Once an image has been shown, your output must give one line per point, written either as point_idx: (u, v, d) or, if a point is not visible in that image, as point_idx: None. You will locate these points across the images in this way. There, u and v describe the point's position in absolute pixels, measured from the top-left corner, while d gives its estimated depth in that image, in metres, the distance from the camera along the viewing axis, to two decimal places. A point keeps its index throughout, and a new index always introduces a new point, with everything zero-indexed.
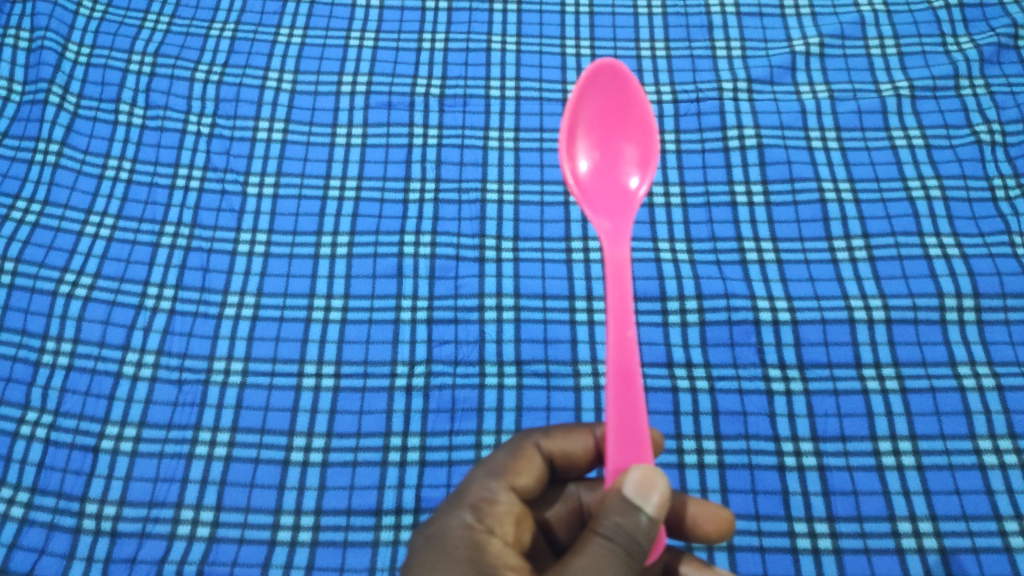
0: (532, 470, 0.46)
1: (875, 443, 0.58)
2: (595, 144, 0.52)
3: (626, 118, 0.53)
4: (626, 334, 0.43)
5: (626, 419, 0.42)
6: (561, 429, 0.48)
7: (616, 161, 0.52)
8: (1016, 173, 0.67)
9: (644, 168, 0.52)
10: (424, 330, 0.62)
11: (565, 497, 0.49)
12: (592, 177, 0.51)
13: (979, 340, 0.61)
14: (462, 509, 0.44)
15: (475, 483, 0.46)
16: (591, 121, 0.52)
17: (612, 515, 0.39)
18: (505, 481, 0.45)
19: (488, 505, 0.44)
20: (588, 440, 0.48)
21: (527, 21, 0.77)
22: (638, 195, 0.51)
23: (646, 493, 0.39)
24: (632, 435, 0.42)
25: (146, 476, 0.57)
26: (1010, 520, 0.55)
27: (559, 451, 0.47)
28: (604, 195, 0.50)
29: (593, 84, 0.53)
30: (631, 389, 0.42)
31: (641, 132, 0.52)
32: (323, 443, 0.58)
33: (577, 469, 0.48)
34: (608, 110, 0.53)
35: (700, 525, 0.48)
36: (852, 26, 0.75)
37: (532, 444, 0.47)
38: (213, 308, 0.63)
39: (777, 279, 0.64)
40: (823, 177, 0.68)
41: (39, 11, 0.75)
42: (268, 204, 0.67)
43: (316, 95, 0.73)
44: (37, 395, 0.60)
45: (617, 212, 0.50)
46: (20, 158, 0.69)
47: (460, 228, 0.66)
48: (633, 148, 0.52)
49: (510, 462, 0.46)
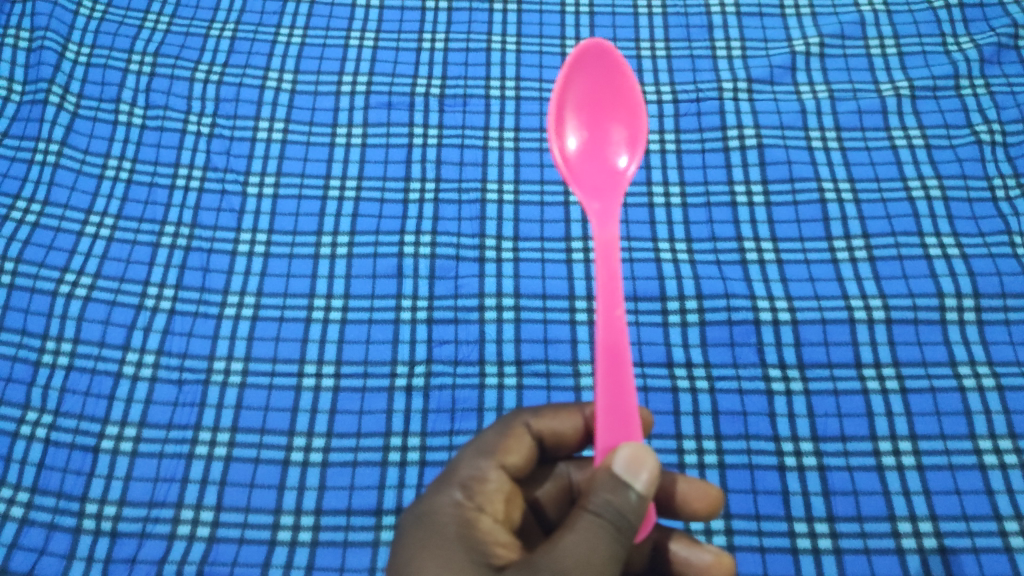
0: (521, 448, 0.46)
1: (874, 443, 0.58)
2: (584, 124, 0.52)
3: (615, 100, 0.53)
4: (615, 313, 0.43)
5: (614, 398, 0.42)
6: (550, 409, 0.48)
7: (605, 142, 0.52)
8: (1016, 173, 0.67)
9: (633, 147, 0.52)
10: (424, 331, 0.62)
11: (555, 476, 0.49)
12: (580, 156, 0.51)
13: (979, 341, 0.61)
14: (452, 487, 0.44)
15: (464, 462, 0.45)
16: (580, 101, 0.52)
17: (602, 492, 0.39)
18: (495, 459, 0.45)
19: (478, 483, 0.44)
20: (577, 420, 0.48)
21: (527, 21, 0.77)
22: (627, 174, 0.51)
23: (635, 470, 0.39)
24: (622, 415, 0.42)
25: (146, 476, 0.57)
26: (1010, 520, 0.55)
27: (548, 430, 0.48)
28: (593, 175, 0.50)
29: (581, 65, 0.53)
30: (620, 367, 0.42)
31: (630, 113, 0.52)
32: (323, 443, 0.58)
33: (566, 448, 0.49)
34: (597, 91, 0.53)
35: (689, 503, 0.48)
36: (852, 26, 0.75)
37: (522, 423, 0.47)
38: (213, 308, 0.63)
39: (777, 280, 0.64)
40: (823, 177, 0.68)
41: (38, 10, 0.75)
42: (268, 204, 0.67)
43: (316, 95, 0.73)
44: (37, 395, 0.60)
45: (605, 192, 0.49)
46: (20, 158, 0.69)
47: (460, 228, 0.66)
48: (621, 128, 0.52)
49: (500, 441, 0.46)
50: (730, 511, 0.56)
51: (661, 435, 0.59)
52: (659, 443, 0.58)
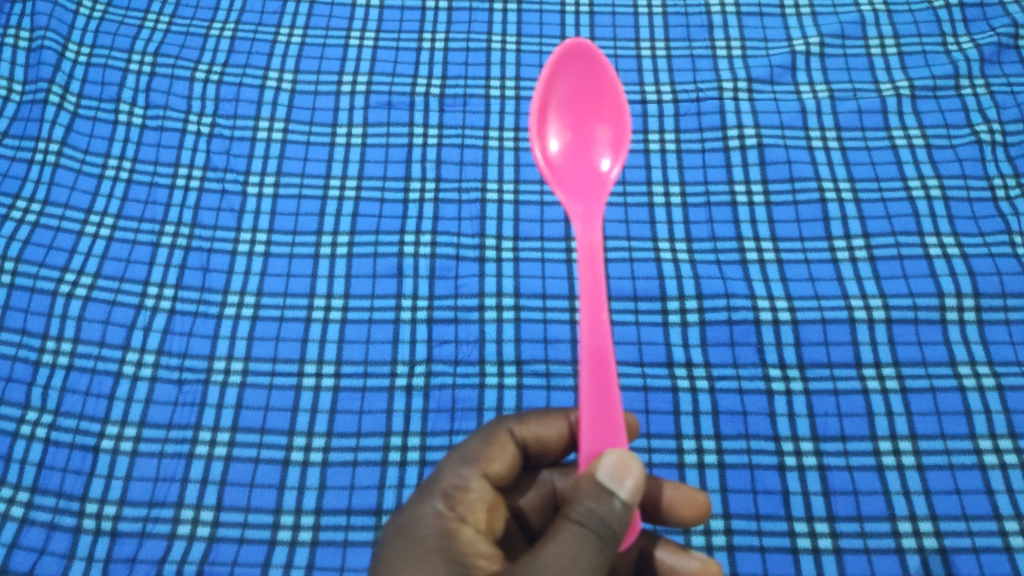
0: (505, 456, 0.46)
1: (874, 443, 0.58)
2: (567, 126, 0.52)
3: (599, 100, 0.53)
4: (599, 319, 0.43)
5: (599, 403, 0.42)
6: (534, 415, 0.48)
7: (589, 143, 0.52)
8: (1016, 173, 0.67)
9: (617, 149, 0.51)
10: (424, 330, 0.62)
11: (538, 484, 0.49)
12: (563, 158, 0.51)
13: (979, 341, 0.61)
14: (434, 497, 0.44)
15: (447, 471, 0.46)
16: (563, 102, 0.52)
17: (585, 501, 0.39)
18: (477, 468, 0.45)
19: (460, 493, 0.44)
20: (562, 426, 0.49)
21: (527, 20, 0.77)
22: (610, 176, 0.51)
23: (620, 477, 0.39)
24: (606, 420, 0.42)
25: (146, 476, 0.57)
26: (1010, 520, 0.55)
27: (533, 437, 0.48)
28: (576, 177, 0.50)
29: (564, 66, 0.53)
30: (605, 373, 0.42)
31: (614, 114, 0.52)
32: (323, 443, 0.58)
33: (550, 454, 0.49)
34: (581, 91, 0.53)
35: (676, 510, 0.48)
36: (852, 26, 0.75)
37: (505, 430, 0.47)
38: (213, 307, 0.63)
39: (777, 279, 0.64)
40: (823, 177, 0.68)
41: (38, 10, 0.75)
42: (269, 204, 0.67)
43: (316, 95, 0.73)
44: (37, 395, 0.60)
45: (589, 194, 0.49)
46: (20, 158, 0.69)
47: (460, 228, 0.66)
48: (605, 129, 0.52)
49: (483, 449, 0.46)
50: (730, 511, 0.56)
51: (661, 435, 0.58)
52: (659, 443, 0.58)
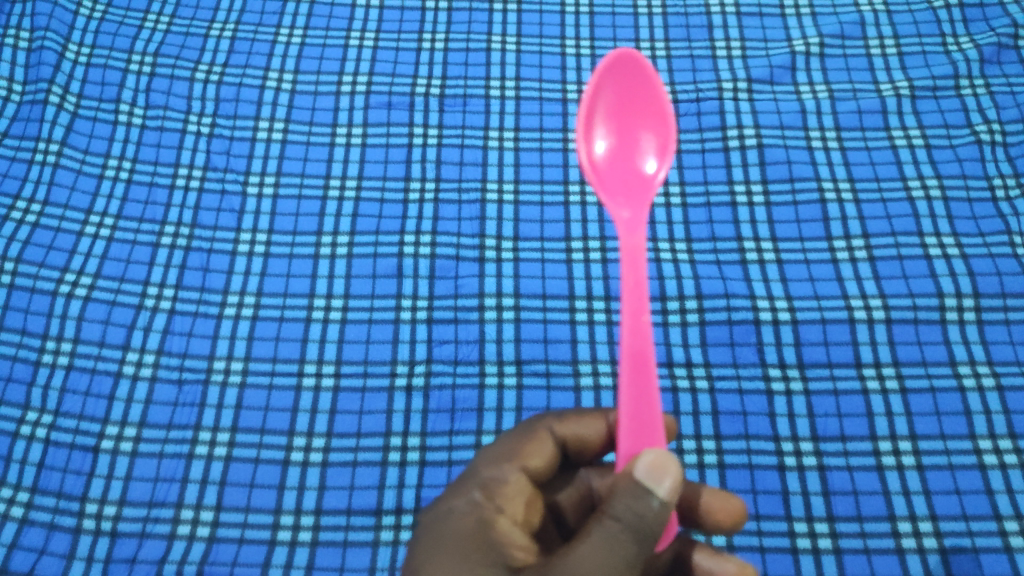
0: (543, 452, 0.47)
1: (874, 443, 0.58)
2: (614, 129, 0.51)
3: (647, 107, 0.52)
4: (643, 321, 0.42)
5: (638, 406, 0.42)
6: (574, 414, 0.49)
7: (634, 148, 0.51)
8: (1016, 173, 0.67)
9: (662, 153, 0.50)
10: (424, 331, 0.62)
11: (575, 482, 0.49)
12: (608, 161, 0.50)
13: (979, 341, 0.61)
14: (472, 488, 0.44)
15: (485, 464, 0.46)
16: (609, 108, 0.52)
17: (623, 497, 0.38)
18: (515, 463, 0.46)
19: (498, 485, 0.44)
20: (601, 426, 0.49)
21: (527, 21, 0.77)
22: (656, 180, 0.50)
23: (659, 476, 0.38)
24: (645, 423, 0.43)
25: (146, 476, 0.57)
26: (1010, 520, 0.55)
27: (573, 435, 0.48)
28: (618, 179, 0.50)
29: (611, 73, 0.52)
30: (645, 375, 0.42)
31: (659, 120, 0.51)
32: (323, 443, 0.58)
33: (588, 454, 0.49)
34: (627, 97, 0.52)
35: (712, 514, 0.48)
36: (852, 26, 0.75)
37: (546, 428, 0.47)
38: (213, 307, 0.63)
39: (777, 280, 0.64)
40: (823, 177, 0.68)
41: (39, 10, 0.75)
42: (269, 204, 0.67)
43: (316, 95, 0.73)
44: (37, 395, 0.60)
45: (633, 197, 0.49)
46: (20, 158, 0.69)
47: (460, 228, 0.66)
48: (652, 135, 0.51)
49: (520, 445, 0.47)
50: None
51: None
52: None
